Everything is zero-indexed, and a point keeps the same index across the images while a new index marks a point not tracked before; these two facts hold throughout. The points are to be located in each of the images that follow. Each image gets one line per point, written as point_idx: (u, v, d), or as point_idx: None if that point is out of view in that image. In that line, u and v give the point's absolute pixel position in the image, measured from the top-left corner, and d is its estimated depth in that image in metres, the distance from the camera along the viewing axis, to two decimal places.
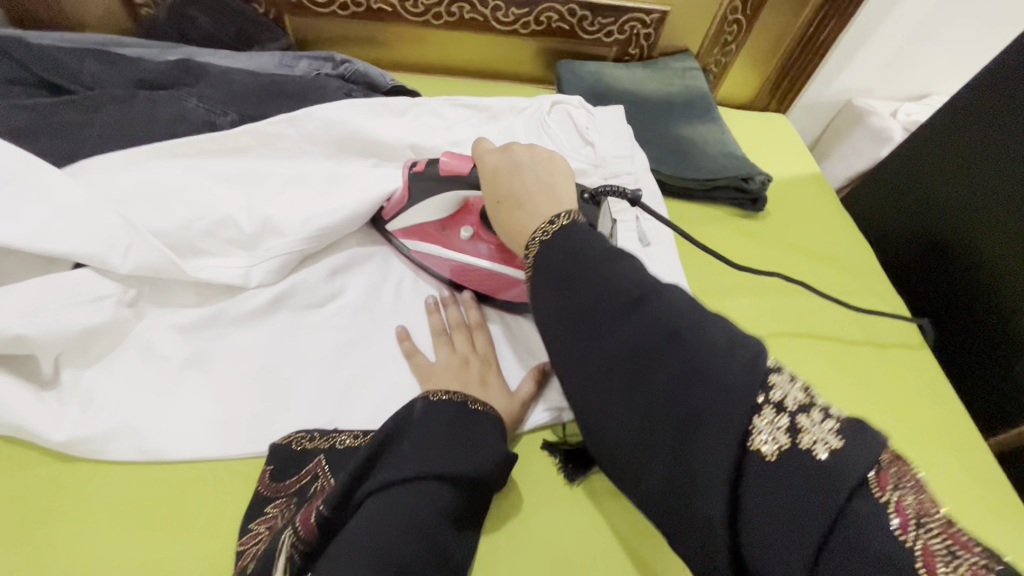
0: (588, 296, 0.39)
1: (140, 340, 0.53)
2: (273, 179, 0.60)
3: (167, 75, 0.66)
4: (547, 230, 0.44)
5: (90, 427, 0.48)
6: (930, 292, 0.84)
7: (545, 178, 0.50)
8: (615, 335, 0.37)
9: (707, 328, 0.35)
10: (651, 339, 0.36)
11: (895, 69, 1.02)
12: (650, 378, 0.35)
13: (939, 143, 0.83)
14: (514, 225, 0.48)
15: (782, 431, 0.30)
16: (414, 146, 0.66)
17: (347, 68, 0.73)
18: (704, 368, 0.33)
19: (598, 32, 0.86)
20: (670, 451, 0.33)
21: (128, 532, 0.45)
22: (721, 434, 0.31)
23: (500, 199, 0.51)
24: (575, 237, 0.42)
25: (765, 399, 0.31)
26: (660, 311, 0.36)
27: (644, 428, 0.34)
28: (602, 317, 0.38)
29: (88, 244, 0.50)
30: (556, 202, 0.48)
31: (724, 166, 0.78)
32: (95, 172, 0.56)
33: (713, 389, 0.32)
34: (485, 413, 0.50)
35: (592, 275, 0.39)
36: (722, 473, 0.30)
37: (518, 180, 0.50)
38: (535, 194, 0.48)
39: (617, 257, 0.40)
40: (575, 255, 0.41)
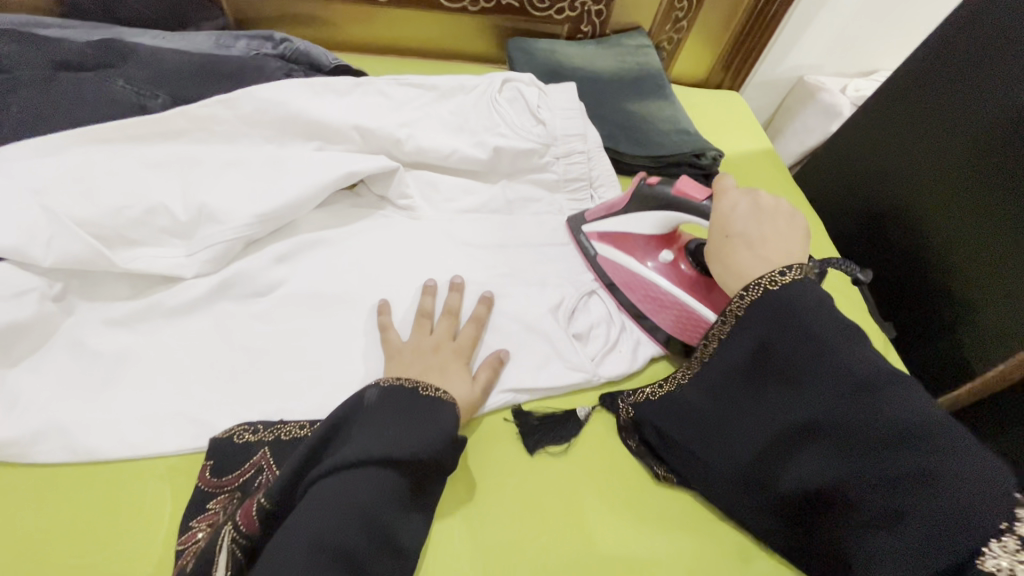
0: (820, 373, 0.44)
1: (70, 336, 0.50)
2: (209, 163, 0.58)
3: (90, 56, 0.62)
4: (776, 280, 0.48)
5: (15, 428, 0.45)
6: (880, 264, 0.86)
7: (783, 229, 0.52)
8: (831, 413, 0.43)
9: (948, 445, 0.38)
10: (885, 433, 0.40)
11: (843, 43, 1.03)
12: (879, 461, 0.40)
13: (889, 118, 0.85)
14: (736, 261, 0.52)
15: (1021, 562, 0.33)
16: (359, 126, 0.64)
17: (287, 47, 0.70)
18: (956, 478, 0.37)
19: (549, 9, 0.85)
20: (868, 531, 0.40)
21: (59, 533, 0.44)
22: (936, 534, 0.36)
23: (729, 234, 0.53)
24: (794, 310, 0.47)
25: (1008, 527, 0.34)
26: (899, 414, 0.40)
27: (852, 501, 0.41)
28: (813, 390, 0.44)
29: (7, 238, 0.48)
30: (788, 253, 0.50)
31: (678, 143, 0.78)
32: (14, 160, 0.53)
33: (939, 503, 0.37)
34: (435, 396, 0.49)
35: (824, 353, 0.45)
36: (924, 574, 0.36)
37: (762, 224, 0.52)
38: (778, 242, 0.51)
39: (858, 341, 0.45)
40: (783, 323, 0.47)
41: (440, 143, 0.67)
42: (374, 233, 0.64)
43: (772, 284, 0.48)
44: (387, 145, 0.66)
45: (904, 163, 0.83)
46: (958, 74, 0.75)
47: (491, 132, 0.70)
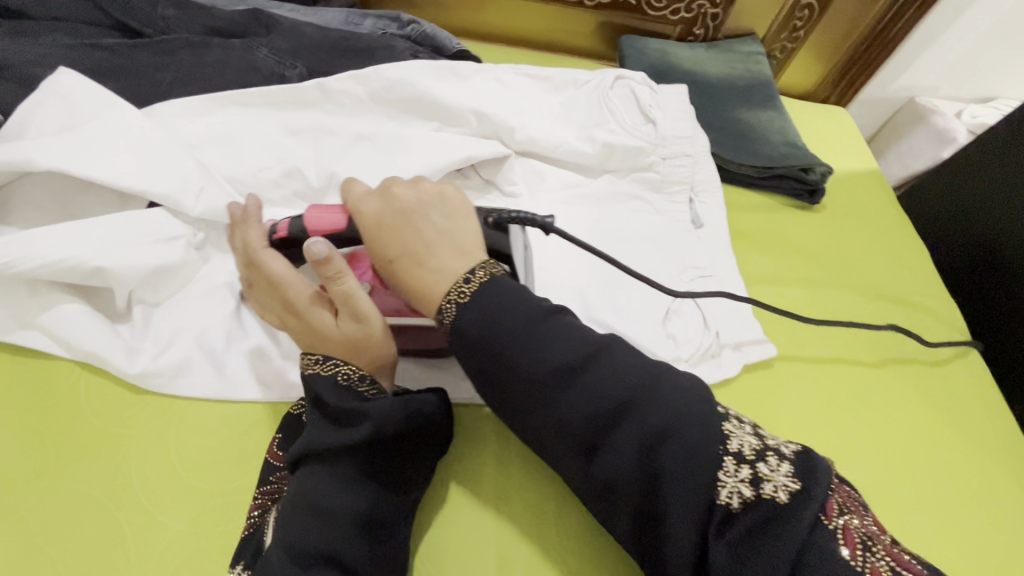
0: (550, 363, 0.41)
1: (208, 281, 0.55)
2: (340, 134, 0.61)
3: (238, 24, 0.67)
4: (462, 291, 0.43)
5: (166, 359, 0.50)
6: (977, 299, 0.83)
7: (445, 226, 0.48)
8: (562, 410, 0.41)
9: (659, 393, 0.40)
10: (614, 412, 0.40)
11: (965, 66, 0.98)
12: (619, 440, 0.40)
13: (1002, 159, 0.83)
14: (418, 284, 0.45)
15: (745, 482, 0.37)
16: (478, 111, 0.65)
17: (414, 29, 0.72)
18: (677, 426, 0.39)
19: (664, 9, 0.85)
20: (646, 514, 0.39)
21: (185, 460, 0.47)
22: (686, 496, 0.37)
23: (391, 257, 0.47)
24: (497, 305, 0.43)
25: (725, 451, 0.38)
26: (619, 383, 0.40)
27: (623, 487, 0.39)
28: (567, 396, 0.40)
29: (162, 186, 0.52)
30: (460, 252, 0.46)
31: (784, 155, 0.77)
32: (172, 116, 0.58)
33: (687, 451, 0.38)
34: (344, 389, 0.43)
35: (541, 339, 0.41)
36: (695, 522, 0.37)
37: (411, 232, 0.47)
38: (437, 245, 0.46)
39: (532, 302, 0.43)
40: (497, 312, 0.42)
41: (553, 133, 0.68)
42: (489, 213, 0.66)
43: (461, 295, 0.43)
44: (501, 132, 0.67)
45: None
46: None
47: (600, 127, 0.70)
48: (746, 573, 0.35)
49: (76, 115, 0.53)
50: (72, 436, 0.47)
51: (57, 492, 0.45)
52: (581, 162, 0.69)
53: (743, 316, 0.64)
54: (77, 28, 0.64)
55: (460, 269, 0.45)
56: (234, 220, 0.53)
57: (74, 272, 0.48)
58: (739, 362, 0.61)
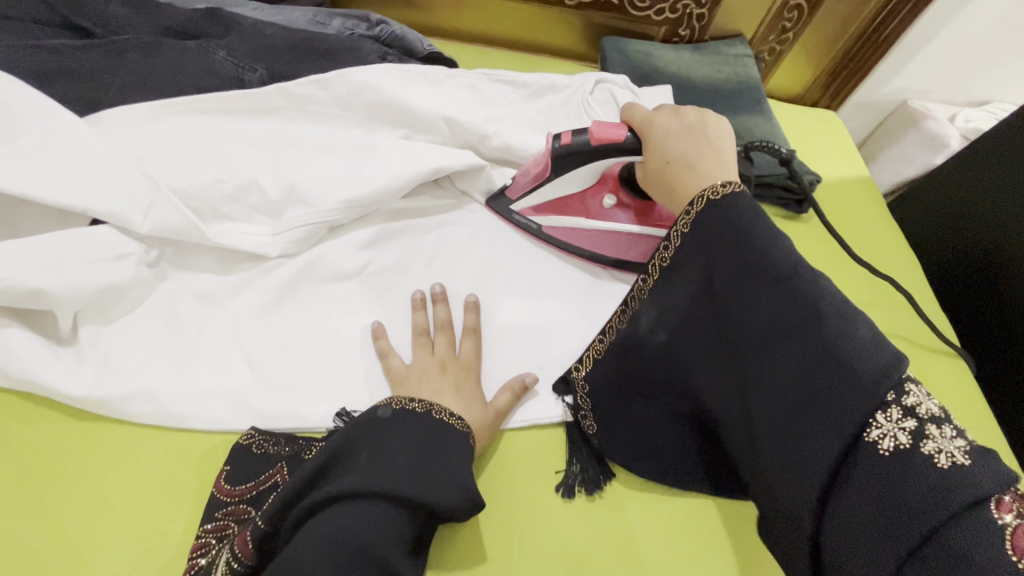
0: (743, 266, 0.43)
1: (160, 301, 0.52)
2: (303, 144, 0.58)
3: (197, 24, 0.63)
4: (716, 191, 0.46)
5: (110, 387, 0.47)
6: (969, 312, 0.81)
7: (718, 145, 0.52)
8: (739, 312, 0.43)
9: (852, 321, 0.39)
10: (787, 320, 0.41)
11: (958, 69, 0.96)
12: (780, 347, 0.41)
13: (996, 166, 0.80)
14: (678, 183, 0.50)
15: (904, 430, 0.36)
16: (449, 119, 0.62)
17: (383, 30, 0.69)
18: (854, 355, 0.38)
19: (648, 9, 0.81)
20: (778, 422, 0.40)
21: (132, 495, 0.44)
22: (838, 408, 0.38)
23: (670, 160, 0.51)
24: (731, 215, 0.44)
25: (895, 400, 0.37)
26: (813, 298, 0.40)
27: (770, 394, 0.41)
28: (751, 297, 0.42)
29: (107, 200, 0.49)
30: (725, 168, 0.50)
31: (771, 163, 0.74)
32: (121, 124, 0.54)
33: (848, 378, 0.38)
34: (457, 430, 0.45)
35: (744, 242, 0.43)
36: (836, 444, 0.38)
37: (697, 142, 0.51)
38: (716, 159, 0.50)
39: (769, 224, 0.44)
40: (720, 227, 0.44)
41: (529, 141, 0.65)
42: (459, 225, 0.63)
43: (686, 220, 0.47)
44: (474, 141, 0.64)
45: (1018, 210, 0.76)
46: None
47: None
48: (873, 500, 0.36)
49: (14, 124, 0.50)
50: (3, 474, 0.44)
51: None
52: None
53: None
54: (23, 27, 0.61)
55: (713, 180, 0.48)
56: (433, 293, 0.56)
57: (11, 295, 0.45)
58: None
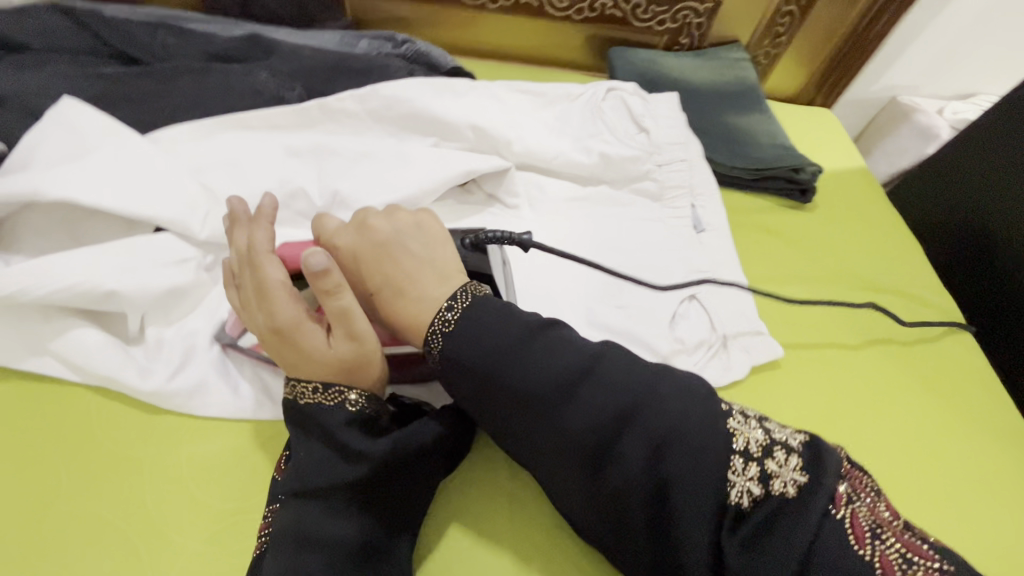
0: (546, 378, 0.42)
1: (218, 303, 0.56)
2: (342, 153, 0.62)
3: (238, 49, 0.68)
4: (445, 317, 0.44)
5: (180, 381, 0.50)
6: (974, 292, 0.84)
7: (420, 253, 0.48)
8: (561, 426, 0.41)
9: (659, 398, 0.41)
10: (606, 419, 0.40)
11: (943, 65, 1.02)
12: (622, 450, 0.40)
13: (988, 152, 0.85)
14: (401, 315, 0.46)
15: (753, 481, 0.37)
16: (475, 126, 0.66)
17: (408, 48, 0.74)
18: (681, 431, 0.39)
19: (650, 20, 0.87)
20: (648, 518, 0.39)
21: (203, 479, 0.48)
22: (695, 493, 0.37)
23: (373, 291, 0.48)
24: (479, 331, 0.43)
25: (731, 450, 0.38)
26: (618, 388, 0.41)
27: (632, 492, 0.39)
28: (571, 407, 0.41)
29: (172, 209, 0.53)
30: (440, 276, 0.47)
31: (774, 157, 0.79)
32: (176, 141, 0.59)
33: (692, 455, 0.38)
34: (336, 409, 0.43)
35: (529, 360, 0.42)
36: (706, 531, 0.37)
37: (390, 264, 0.48)
38: (420, 274, 0.47)
39: (537, 334, 0.44)
40: (481, 337, 0.43)
41: (549, 145, 0.69)
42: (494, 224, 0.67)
43: (447, 324, 0.44)
44: (499, 146, 0.68)
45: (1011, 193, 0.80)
46: None
47: (596, 137, 0.72)
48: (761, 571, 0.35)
49: (83, 143, 0.54)
50: (83, 462, 0.47)
51: (69, 519, 0.45)
52: (577, 172, 0.70)
53: (745, 313, 0.65)
54: (78, 58, 0.66)
55: (440, 297, 0.46)
56: (237, 218, 0.50)
57: (87, 297, 0.48)
58: (746, 363, 0.61)
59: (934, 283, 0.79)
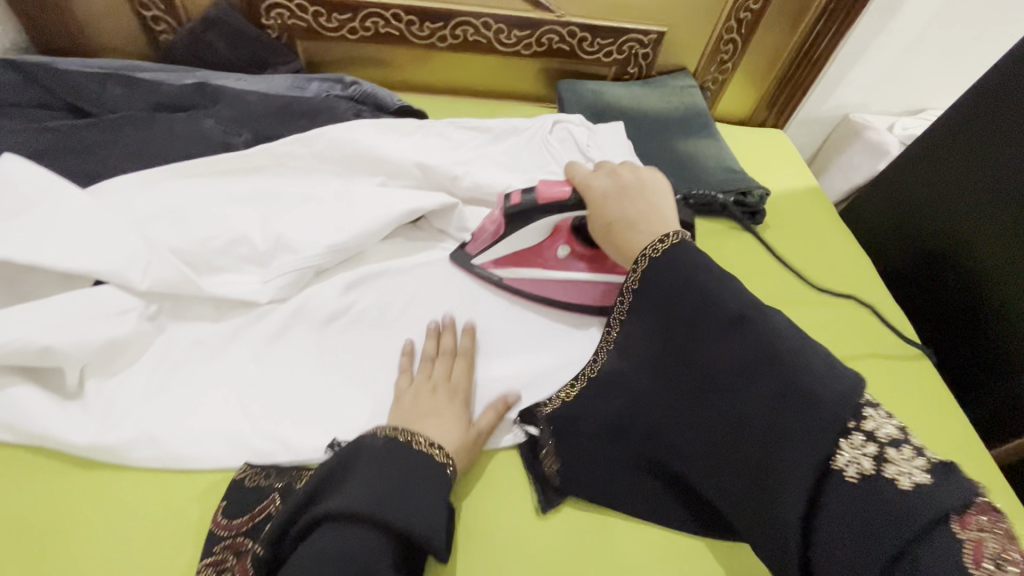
0: (705, 314, 0.46)
1: (161, 353, 0.56)
2: (288, 198, 0.63)
3: (186, 98, 0.69)
4: (657, 247, 0.50)
5: (116, 435, 0.50)
6: (929, 306, 0.86)
7: (653, 202, 0.56)
8: (706, 356, 0.46)
9: (801, 350, 0.42)
10: (741, 357, 0.44)
11: (890, 83, 1.04)
12: (750, 389, 0.42)
13: (931, 168, 0.87)
14: (626, 244, 0.54)
15: (868, 456, 0.37)
16: (420, 164, 0.67)
17: (356, 90, 0.76)
18: (813, 384, 0.40)
19: (597, 53, 0.89)
20: (754, 459, 0.42)
21: (141, 534, 0.48)
22: (808, 442, 0.39)
23: (610, 223, 0.56)
24: (681, 270, 0.48)
25: (855, 426, 0.38)
26: (765, 338, 0.43)
27: (748, 430, 0.42)
28: (717, 342, 0.45)
29: (111, 262, 0.53)
30: (664, 222, 0.54)
31: (722, 181, 0.80)
32: (119, 192, 0.59)
33: (808, 411, 0.39)
34: (431, 461, 0.47)
35: (701, 296, 0.47)
36: (806, 480, 0.39)
37: (642, 203, 0.56)
38: (648, 213, 0.55)
39: (719, 276, 0.47)
40: (677, 278, 0.48)
41: (495, 179, 0.70)
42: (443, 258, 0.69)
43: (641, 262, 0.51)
44: (445, 182, 0.69)
45: (956, 207, 0.82)
46: (997, 130, 0.77)
47: (543, 170, 0.73)
48: (857, 525, 0.36)
49: (22, 200, 0.54)
50: (18, 524, 0.47)
51: None
52: None
53: None
54: (27, 112, 0.67)
55: (655, 233, 0.53)
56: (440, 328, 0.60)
57: (22, 355, 0.48)
58: None
59: (882, 297, 0.80)
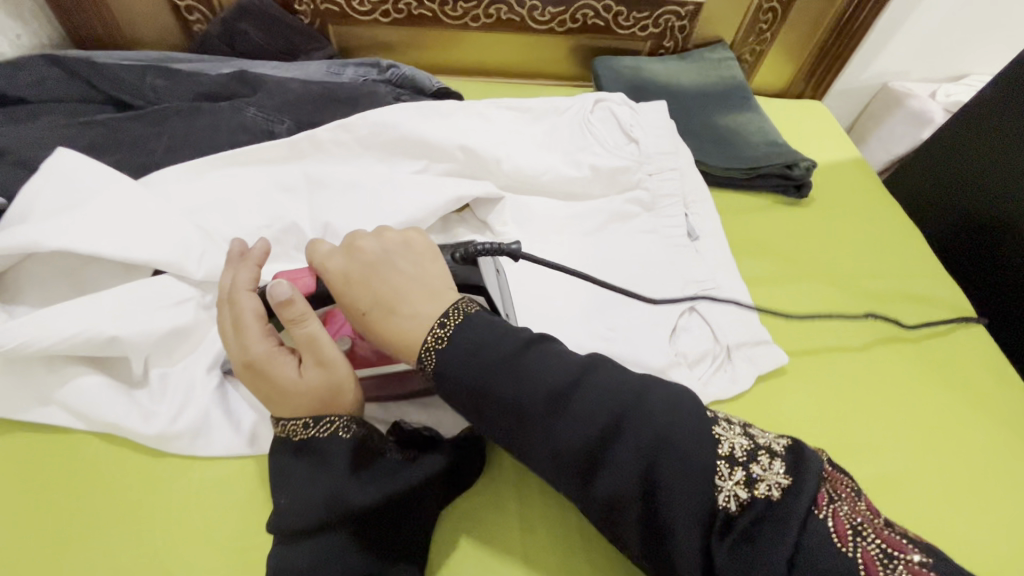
0: (535, 390, 0.41)
1: (218, 341, 0.56)
2: (333, 184, 0.63)
3: (226, 87, 0.69)
4: (439, 336, 0.43)
5: (184, 423, 0.51)
6: (979, 275, 0.83)
7: (410, 271, 0.47)
8: (552, 442, 0.40)
9: (645, 406, 0.40)
10: (591, 436, 0.39)
11: (933, 49, 1.01)
12: (617, 466, 0.39)
13: (979, 137, 0.85)
14: (394, 334, 0.45)
15: (739, 484, 0.37)
16: (463, 146, 0.67)
17: (394, 73, 0.75)
18: (666, 437, 0.38)
19: (632, 27, 0.87)
20: (649, 537, 0.39)
21: (214, 517, 0.48)
22: (687, 506, 0.37)
23: (364, 310, 0.46)
24: (470, 344, 0.42)
25: (718, 458, 0.38)
26: (602, 406, 0.40)
27: (624, 506, 0.39)
28: (567, 424, 0.40)
29: (167, 252, 0.53)
30: (431, 292, 0.46)
31: (766, 155, 0.78)
32: (168, 182, 0.60)
33: (683, 463, 0.38)
34: (330, 438, 0.43)
35: (513, 373, 0.41)
36: (702, 545, 0.37)
37: (379, 282, 0.46)
38: (409, 291, 0.46)
39: (532, 347, 0.43)
40: (487, 359, 0.42)
41: (538, 162, 0.68)
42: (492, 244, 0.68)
43: (437, 344, 0.43)
44: (488, 165, 0.68)
45: (1010, 176, 0.80)
46: None
47: (585, 151, 0.72)
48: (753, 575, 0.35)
49: (78, 193, 0.55)
50: (94, 509, 0.48)
51: (83, 567, 0.45)
52: (570, 186, 0.69)
53: (745, 320, 0.64)
54: (71, 106, 0.67)
55: (434, 317, 0.44)
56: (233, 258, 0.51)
57: (88, 344, 0.49)
58: (751, 373, 0.61)
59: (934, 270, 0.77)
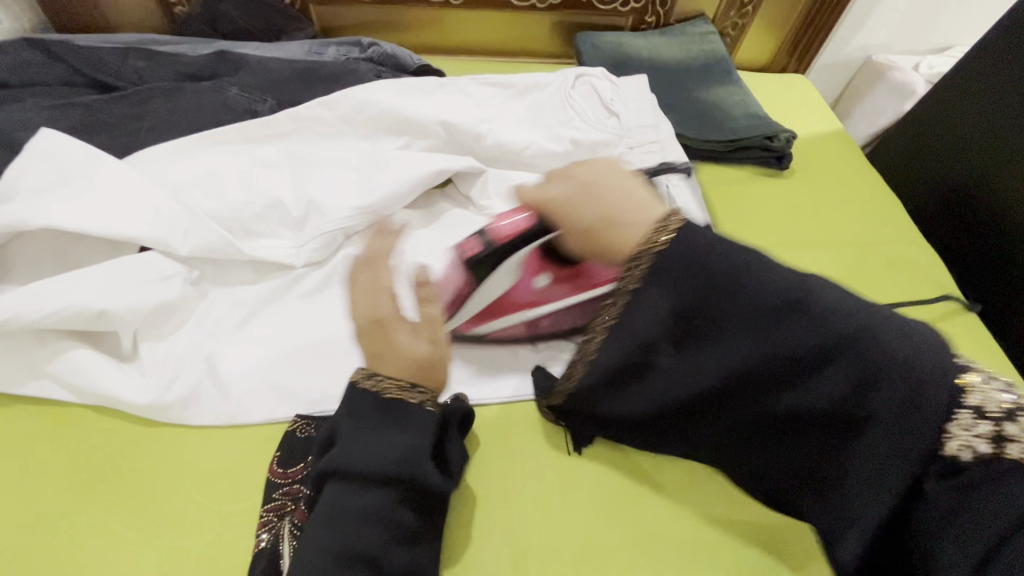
0: (746, 310, 0.41)
1: (205, 316, 0.57)
2: (316, 161, 0.63)
3: (207, 67, 0.70)
4: (657, 238, 0.43)
5: (172, 394, 0.52)
6: (960, 244, 0.84)
7: (621, 195, 0.48)
8: (741, 354, 0.41)
9: (878, 329, 0.39)
10: (800, 352, 0.39)
11: (916, 20, 1.01)
12: (822, 383, 0.39)
13: (957, 109, 0.86)
14: (390, 347, 0.44)
15: (984, 438, 0.36)
16: (444, 122, 0.67)
17: (375, 52, 0.76)
18: (906, 361, 0.37)
19: (613, 2, 0.87)
20: (833, 447, 0.40)
21: (204, 484, 0.50)
22: (913, 436, 0.37)
23: (590, 226, 0.48)
24: (698, 261, 0.42)
25: (961, 403, 0.36)
26: (818, 330, 0.39)
27: (819, 420, 0.40)
28: (740, 337, 0.41)
29: (153, 228, 0.54)
30: (639, 207, 0.47)
31: (747, 127, 0.79)
32: (152, 161, 0.60)
33: (909, 395, 0.37)
34: (416, 405, 0.44)
35: (739, 296, 0.41)
36: (905, 473, 0.37)
37: (594, 203, 0.48)
38: (628, 206, 0.47)
39: (747, 271, 0.42)
40: (696, 280, 0.42)
41: (519, 137, 0.69)
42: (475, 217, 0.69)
43: (655, 244, 0.43)
44: (470, 140, 0.68)
45: (987, 146, 0.81)
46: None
47: (566, 125, 0.72)
48: (972, 505, 0.36)
49: (62, 172, 0.56)
50: (87, 478, 0.49)
51: (80, 532, 0.47)
52: (550, 160, 0.70)
53: None
54: (53, 89, 0.67)
55: (649, 222, 0.46)
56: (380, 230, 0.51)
57: (77, 319, 0.50)
58: None
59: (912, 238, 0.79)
